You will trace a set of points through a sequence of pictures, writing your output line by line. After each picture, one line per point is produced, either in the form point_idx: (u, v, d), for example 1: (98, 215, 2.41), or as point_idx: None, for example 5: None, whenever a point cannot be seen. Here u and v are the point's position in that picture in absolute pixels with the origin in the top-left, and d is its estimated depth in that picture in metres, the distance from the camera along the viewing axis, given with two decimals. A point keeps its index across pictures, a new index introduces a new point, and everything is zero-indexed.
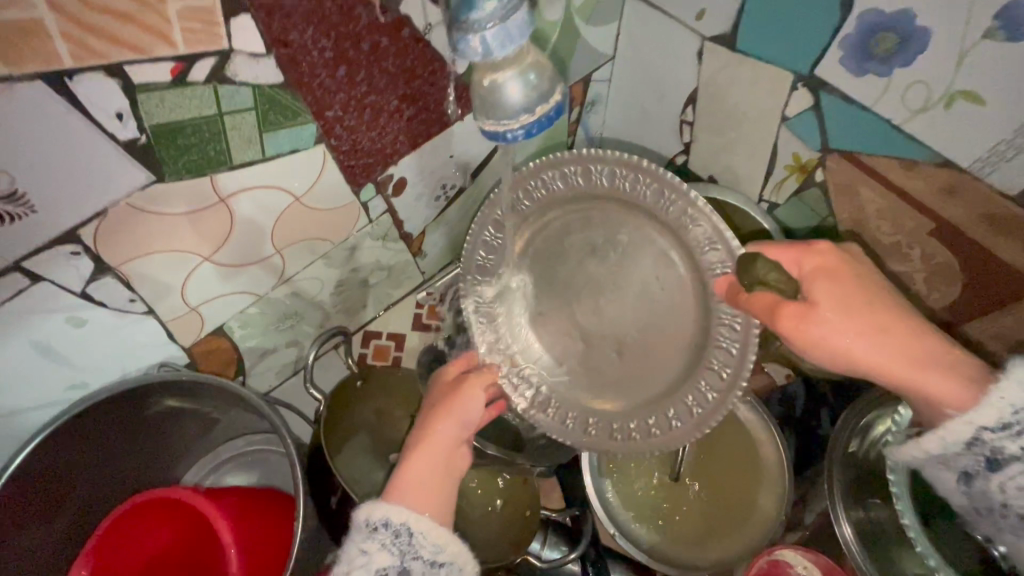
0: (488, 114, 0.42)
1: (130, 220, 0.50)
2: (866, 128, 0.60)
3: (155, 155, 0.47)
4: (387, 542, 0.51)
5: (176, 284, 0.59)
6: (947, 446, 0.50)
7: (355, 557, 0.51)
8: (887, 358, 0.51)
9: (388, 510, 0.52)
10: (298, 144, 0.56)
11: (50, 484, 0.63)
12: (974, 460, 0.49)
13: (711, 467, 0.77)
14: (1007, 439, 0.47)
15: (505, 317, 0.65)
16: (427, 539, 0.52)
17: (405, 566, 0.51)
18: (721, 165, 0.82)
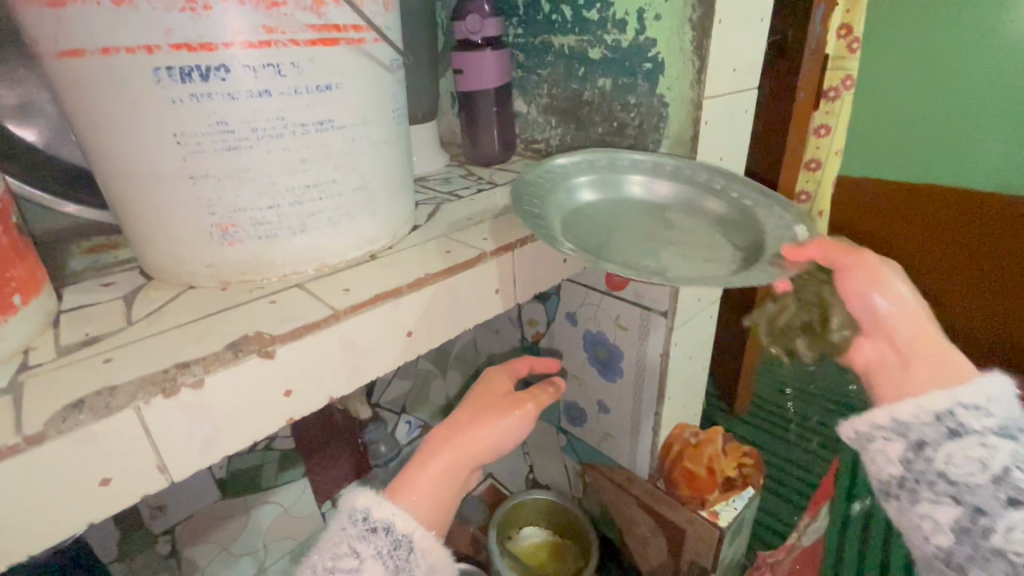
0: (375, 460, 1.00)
1: (198, 521, 0.98)
2: (589, 449, 1.20)
3: (226, 484, 1.00)
4: (381, 552, 0.45)
5: (200, 566, 1.01)
6: (918, 413, 0.44)
7: (342, 555, 0.45)
8: (913, 323, 0.48)
9: (394, 514, 0.46)
10: (294, 476, 1.09)
11: None
12: (932, 428, 0.43)
13: None
14: (980, 422, 0.42)
15: (556, 201, 0.62)
16: (424, 559, 0.46)
17: None
18: (549, 476, 1.38)
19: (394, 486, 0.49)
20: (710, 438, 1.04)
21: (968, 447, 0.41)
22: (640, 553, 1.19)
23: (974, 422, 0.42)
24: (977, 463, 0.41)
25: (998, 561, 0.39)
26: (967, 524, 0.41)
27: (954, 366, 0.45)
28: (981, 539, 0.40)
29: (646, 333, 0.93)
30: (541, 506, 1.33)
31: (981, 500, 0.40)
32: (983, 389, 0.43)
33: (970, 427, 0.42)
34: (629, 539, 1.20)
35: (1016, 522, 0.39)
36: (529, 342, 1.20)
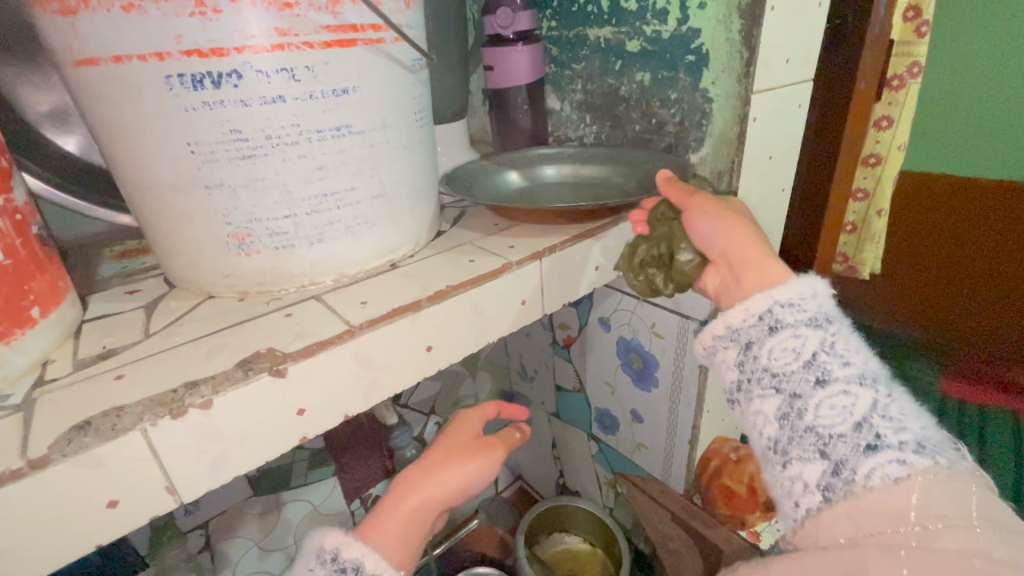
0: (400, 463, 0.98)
1: (233, 515, 1.00)
2: (621, 458, 1.16)
3: (258, 481, 1.01)
4: None
5: (234, 560, 1.03)
6: (743, 316, 0.48)
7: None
8: (743, 236, 0.50)
9: (365, 553, 0.50)
10: (324, 474, 1.10)
11: None
12: (756, 328, 0.47)
13: None
14: (794, 316, 0.45)
15: (482, 182, 0.72)
16: None
17: None
18: (580, 482, 1.34)
19: (364, 526, 0.54)
20: (752, 454, 0.97)
21: (834, 396, 0.42)
22: None
23: (791, 318, 0.45)
24: (792, 353, 0.44)
25: (810, 436, 0.42)
26: (788, 410, 0.43)
27: (780, 269, 0.48)
28: (797, 419, 0.43)
29: (683, 342, 0.88)
30: (571, 512, 1.29)
31: (795, 386, 0.43)
32: (797, 288, 0.46)
33: (787, 322, 0.45)
34: (666, 554, 1.15)
35: (822, 398, 0.42)
36: (560, 345, 1.16)
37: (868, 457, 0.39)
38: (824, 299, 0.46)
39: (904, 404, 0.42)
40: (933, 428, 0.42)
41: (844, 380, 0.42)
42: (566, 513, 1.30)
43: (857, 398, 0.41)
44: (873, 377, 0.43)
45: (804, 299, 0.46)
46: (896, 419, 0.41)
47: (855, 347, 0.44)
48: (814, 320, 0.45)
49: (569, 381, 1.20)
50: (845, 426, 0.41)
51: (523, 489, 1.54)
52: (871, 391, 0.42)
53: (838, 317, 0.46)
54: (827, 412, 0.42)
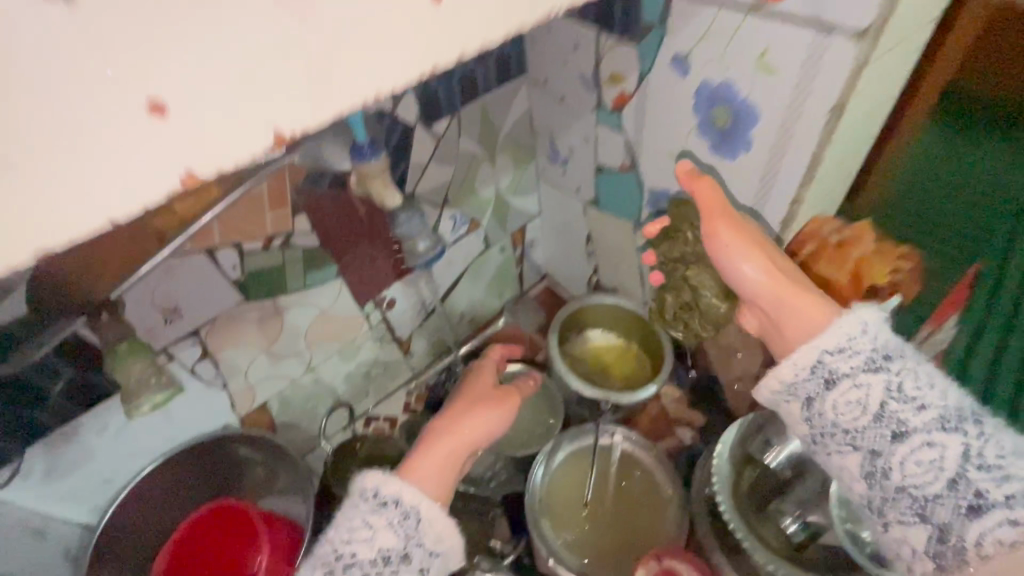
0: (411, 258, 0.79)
1: (226, 322, 0.87)
2: (675, 251, 0.98)
3: (246, 285, 0.85)
4: (392, 523, 0.68)
5: (243, 367, 0.94)
6: (797, 371, 0.59)
7: (361, 531, 0.67)
8: (765, 274, 0.63)
9: (403, 488, 0.69)
10: (326, 278, 0.94)
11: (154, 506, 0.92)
12: (813, 384, 0.58)
13: (626, 501, 1.01)
14: (850, 365, 0.57)
15: None
16: (430, 526, 0.70)
17: (406, 551, 0.67)
18: (617, 278, 1.19)
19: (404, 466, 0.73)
20: (861, 235, 0.76)
21: (916, 448, 0.52)
22: (726, 362, 1.04)
23: (845, 368, 0.57)
24: (860, 408, 0.55)
25: (904, 496, 0.53)
26: (871, 468, 0.55)
27: (829, 308, 0.60)
28: (885, 478, 0.54)
29: (811, 73, 0.61)
30: (607, 311, 1.17)
31: (873, 443, 0.55)
32: (846, 332, 0.58)
33: (842, 373, 0.57)
34: (717, 349, 1.05)
35: (905, 453, 0.53)
36: (608, 110, 0.88)
37: (974, 520, 0.49)
38: (876, 340, 0.57)
39: (1000, 440, 0.51)
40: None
41: (923, 431, 0.53)
42: (602, 312, 1.18)
43: (943, 450, 0.51)
44: (952, 416, 0.53)
45: (851, 340, 0.57)
46: (994, 467, 0.50)
47: (926, 387, 0.54)
48: (872, 361, 0.56)
49: (616, 160, 0.95)
50: (939, 486, 0.51)
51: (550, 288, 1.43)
52: (951, 433, 0.52)
53: (898, 352, 0.57)
54: (916, 466, 0.52)
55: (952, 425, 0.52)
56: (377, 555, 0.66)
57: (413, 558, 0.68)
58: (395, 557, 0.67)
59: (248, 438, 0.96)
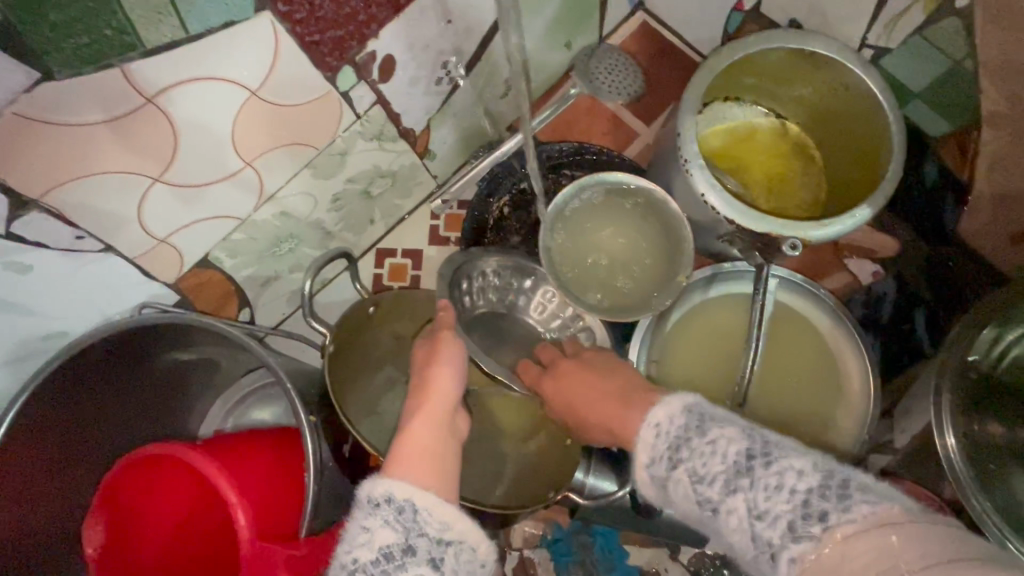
0: None
1: (29, 137, 0.39)
2: None
3: (25, 39, 0.34)
4: (390, 519, 0.39)
5: (130, 213, 0.50)
6: (648, 483, 0.44)
7: (356, 534, 0.38)
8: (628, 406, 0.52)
9: (393, 482, 0.40)
10: (232, 14, 0.42)
11: (72, 430, 0.60)
12: (648, 483, 0.43)
13: (779, 367, 0.69)
14: (659, 464, 0.41)
15: None
16: (432, 516, 0.39)
17: (411, 545, 0.38)
18: (809, 0, 0.62)
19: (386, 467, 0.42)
20: None
21: (729, 523, 0.37)
22: (1016, 167, 0.58)
23: (662, 470, 0.41)
24: (684, 499, 0.40)
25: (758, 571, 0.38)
26: (734, 552, 0.39)
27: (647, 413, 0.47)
28: (739, 555, 0.38)
29: None
30: (784, 66, 0.66)
31: (711, 525, 0.39)
32: (653, 432, 0.42)
33: (664, 474, 0.41)
34: (1008, 142, 0.57)
35: (725, 529, 0.38)
36: None
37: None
38: (671, 420, 0.42)
39: (777, 470, 0.36)
40: (796, 476, 0.35)
41: (720, 501, 0.37)
42: (776, 68, 0.67)
43: (740, 513, 0.36)
44: (735, 472, 0.37)
45: (660, 441, 0.42)
46: (771, 509, 0.35)
47: (711, 446, 0.39)
48: (668, 455, 0.41)
49: None
50: (750, 547, 0.36)
51: (646, 29, 0.83)
52: (745, 493, 0.36)
53: (698, 423, 0.40)
54: (734, 536, 0.37)
55: (738, 485, 0.37)
56: (377, 552, 0.37)
57: (424, 553, 0.38)
58: (400, 551, 0.38)
59: (186, 321, 0.58)
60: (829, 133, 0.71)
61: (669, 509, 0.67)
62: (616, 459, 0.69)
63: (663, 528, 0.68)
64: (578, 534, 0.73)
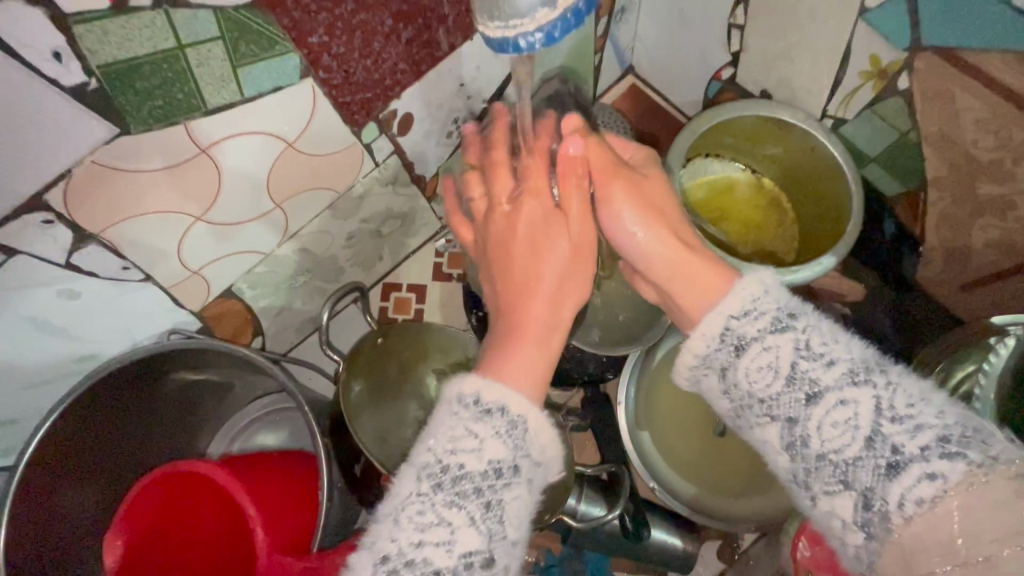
0: (492, 14, 0.37)
1: (100, 180, 0.44)
2: (973, 12, 0.50)
3: (113, 102, 0.40)
4: (500, 430, 0.40)
5: (171, 248, 0.55)
6: (706, 343, 0.45)
7: (461, 438, 0.39)
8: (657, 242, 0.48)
9: (508, 393, 0.40)
10: (282, 80, 0.48)
11: (95, 448, 0.63)
12: (722, 351, 0.44)
13: None
14: (750, 326, 0.43)
15: None
16: (536, 439, 0.41)
17: (517, 464, 0.39)
18: (777, 75, 0.71)
19: (488, 366, 0.42)
20: None
21: (833, 411, 0.38)
22: (959, 224, 0.65)
23: (752, 330, 0.43)
24: (773, 373, 0.41)
25: (824, 466, 0.39)
26: (792, 445, 0.40)
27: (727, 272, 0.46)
28: (805, 448, 0.40)
29: None
30: (758, 130, 0.75)
31: (789, 412, 0.40)
32: (748, 293, 0.44)
33: (749, 338, 0.43)
34: (950, 203, 0.64)
35: (819, 416, 0.39)
36: None
37: (893, 481, 0.36)
38: (779, 293, 0.43)
39: (908, 385, 0.38)
40: (942, 398, 0.37)
41: (834, 387, 0.39)
42: (750, 131, 0.75)
43: (859, 406, 0.38)
44: (864, 365, 0.39)
45: (756, 300, 0.43)
46: (907, 417, 0.36)
47: (835, 339, 0.41)
48: (776, 320, 0.42)
49: None
50: (858, 448, 0.37)
51: (636, 91, 0.91)
52: (868, 387, 0.38)
53: (808, 309, 0.43)
54: (830, 429, 0.38)
55: (863, 378, 0.38)
56: (489, 466, 0.38)
57: (525, 473, 0.40)
58: (507, 468, 0.39)
59: (210, 346, 0.62)
60: (799, 188, 0.79)
61: (656, 535, 0.71)
62: (607, 487, 0.73)
63: (651, 554, 0.72)
64: (570, 560, 0.76)
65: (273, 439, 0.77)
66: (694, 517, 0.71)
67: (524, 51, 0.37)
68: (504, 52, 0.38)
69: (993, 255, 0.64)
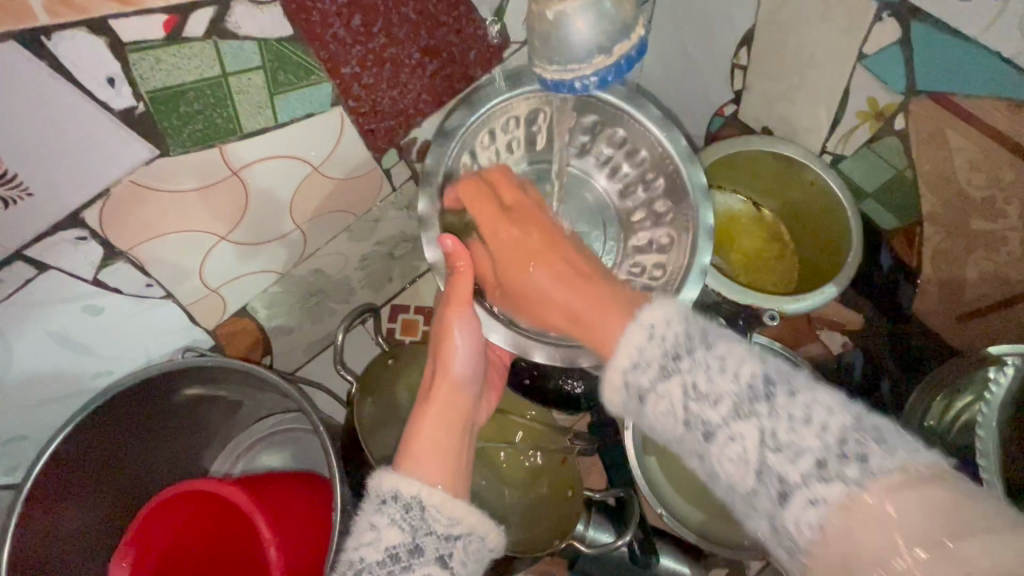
0: (551, 59, 0.40)
1: (136, 200, 0.46)
2: (964, 62, 0.54)
3: (157, 125, 0.42)
4: (397, 517, 0.40)
5: (194, 266, 0.56)
6: (620, 395, 0.42)
7: (363, 532, 0.40)
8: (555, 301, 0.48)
9: (401, 478, 0.41)
10: (314, 108, 0.50)
11: (100, 467, 0.63)
12: (628, 399, 0.42)
13: None
14: (644, 378, 0.40)
15: None
16: (441, 512, 0.41)
17: (419, 544, 0.40)
18: (778, 113, 0.74)
19: (402, 460, 0.44)
20: None
21: (727, 448, 0.36)
22: (954, 258, 0.68)
23: (645, 381, 0.40)
24: (672, 419, 0.39)
25: (732, 496, 0.37)
26: (711, 475, 0.39)
27: (622, 319, 0.43)
28: (720, 480, 0.38)
29: None
30: (761, 164, 0.78)
31: (696, 450, 0.39)
32: (636, 344, 0.41)
33: (645, 389, 0.40)
34: (946, 237, 0.67)
35: (718, 453, 0.37)
36: None
37: (785, 508, 0.34)
38: (667, 331, 0.40)
39: (794, 407, 0.35)
40: (824, 414, 0.35)
41: (723, 424, 0.37)
42: (752, 165, 0.79)
43: (745, 442, 0.36)
44: (749, 397, 0.36)
45: (643, 351, 0.40)
46: (788, 445, 0.34)
47: (723, 369, 0.38)
48: (664, 366, 0.39)
49: None
50: (752, 481, 0.36)
51: None
52: (753, 421, 0.36)
53: (699, 342, 0.39)
54: (728, 463, 0.37)
55: (749, 410, 0.36)
56: (385, 553, 0.39)
57: (432, 550, 0.40)
58: (406, 551, 0.39)
59: (223, 364, 0.62)
60: (800, 221, 0.81)
61: (665, 562, 0.72)
62: (615, 514, 0.73)
63: None
64: None
65: (278, 460, 0.76)
66: (702, 545, 0.71)
67: (578, 90, 0.41)
68: (558, 90, 0.42)
69: (988, 288, 0.67)
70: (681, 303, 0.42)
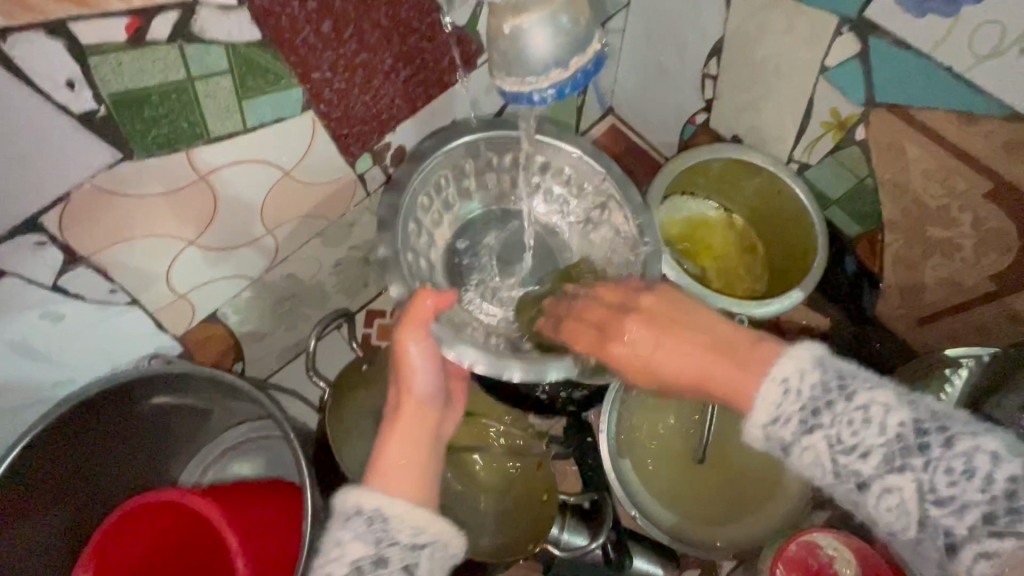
0: (510, 71, 0.41)
1: (97, 205, 0.45)
2: (919, 76, 0.56)
3: (120, 129, 0.41)
4: (361, 530, 0.40)
5: (161, 271, 0.55)
6: (766, 445, 0.42)
7: (330, 547, 0.40)
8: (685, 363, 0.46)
9: (363, 493, 0.41)
10: (283, 112, 0.50)
11: (60, 478, 0.61)
12: (771, 448, 0.42)
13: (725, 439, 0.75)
14: (788, 433, 0.40)
15: None
16: (403, 522, 0.40)
17: (383, 556, 0.39)
18: (747, 123, 0.76)
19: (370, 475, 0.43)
20: None
21: (885, 498, 0.38)
22: (914, 264, 0.70)
23: (788, 434, 0.40)
24: (821, 469, 0.40)
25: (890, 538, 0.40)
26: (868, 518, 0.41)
27: (750, 370, 0.43)
28: (878, 524, 0.40)
29: None
30: (731, 171, 0.79)
31: (850, 497, 0.40)
32: (771, 398, 0.41)
33: (789, 443, 0.41)
34: (906, 243, 0.69)
35: (874, 501, 0.38)
36: None
37: (955, 558, 0.36)
38: (801, 387, 0.40)
39: (954, 458, 0.36)
40: (989, 462, 0.35)
41: (877, 476, 0.38)
42: (722, 173, 0.80)
43: (903, 492, 0.37)
44: (902, 449, 0.37)
45: (781, 405, 0.41)
46: (950, 498, 0.36)
47: (868, 421, 0.38)
48: (805, 421, 0.40)
49: None
50: (914, 530, 0.37)
51: (617, 130, 0.95)
52: (906, 472, 0.37)
53: (839, 392, 0.39)
54: (887, 513, 0.38)
55: (903, 462, 0.37)
56: (350, 567, 0.39)
57: (397, 561, 0.40)
58: (370, 562, 0.39)
59: (191, 371, 0.61)
60: (770, 228, 0.83)
61: (638, 563, 0.73)
62: (589, 516, 0.73)
63: None
64: None
65: (250, 469, 0.75)
66: (675, 546, 0.72)
67: (536, 104, 0.42)
68: (516, 104, 0.42)
69: (946, 292, 0.69)
70: (812, 347, 0.41)
